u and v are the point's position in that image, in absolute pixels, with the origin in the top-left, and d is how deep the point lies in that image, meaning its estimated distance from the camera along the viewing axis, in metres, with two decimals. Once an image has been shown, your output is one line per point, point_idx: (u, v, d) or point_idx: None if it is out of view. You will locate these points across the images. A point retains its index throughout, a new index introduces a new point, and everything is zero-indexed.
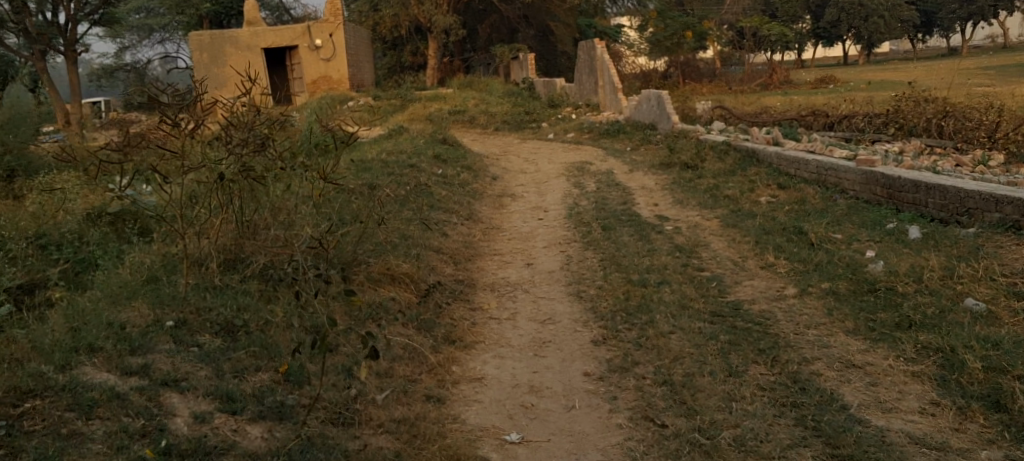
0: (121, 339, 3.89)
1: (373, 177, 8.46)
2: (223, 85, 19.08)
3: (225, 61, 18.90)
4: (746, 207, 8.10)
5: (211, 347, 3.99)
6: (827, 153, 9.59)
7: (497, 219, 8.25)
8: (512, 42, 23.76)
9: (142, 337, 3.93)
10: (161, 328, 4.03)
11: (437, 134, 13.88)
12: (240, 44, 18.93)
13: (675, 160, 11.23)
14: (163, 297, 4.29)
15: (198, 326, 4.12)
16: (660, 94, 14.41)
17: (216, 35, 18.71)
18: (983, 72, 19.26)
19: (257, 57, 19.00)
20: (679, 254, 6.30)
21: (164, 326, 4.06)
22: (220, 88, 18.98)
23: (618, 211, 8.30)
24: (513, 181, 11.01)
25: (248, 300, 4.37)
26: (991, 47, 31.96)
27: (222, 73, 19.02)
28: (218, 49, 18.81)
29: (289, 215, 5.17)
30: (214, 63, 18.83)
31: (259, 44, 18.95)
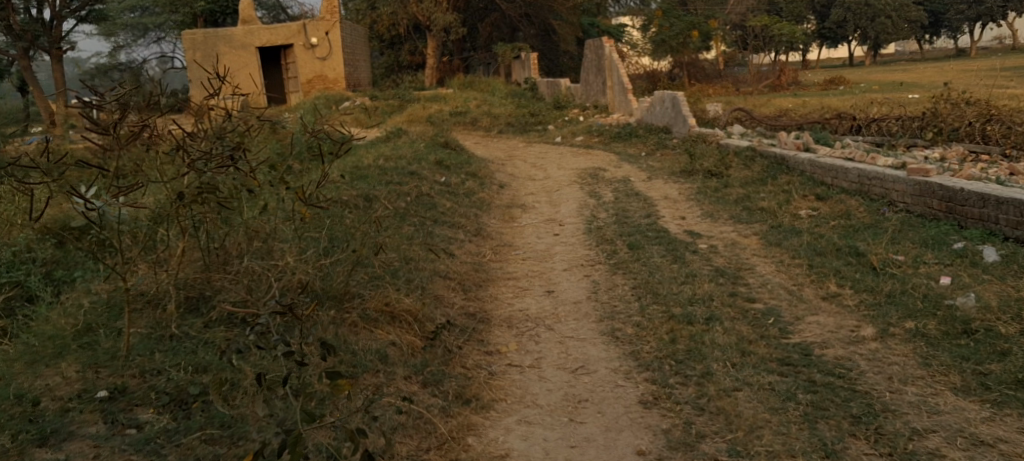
0: (31, 424, 3.23)
1: (371, 187, 7.65)
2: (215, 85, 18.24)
3: (218, 60, 18.07)
4: (784, 223, 7.30)
5: (154, 428, 3.28)
6: (867, 160, 8.79)
7: (508, 235, 7.44)
8: (513, 42, 22.95)
9: (59, 419, 3.28)
10: (89, 402, 3.38)
11: (439, 137, 13.08)
12: (234, 43, 18.08)
13: (696, 167, 10.41)
14: (99, 357, 3.63)
15: (140, 398, 3.44)
16: (675, 96, 13.61)
17: (210, 33, 17.89)
18: (1004, 75, 18.56)
19: (251, 57, 18.19)
20: (722, 280, 5.49)
21: (94, 398, 3.40)
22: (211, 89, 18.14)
23: (642, 226, 7.49)
24: (522, 190, 10.20)
25: (209, 358, 3.64)
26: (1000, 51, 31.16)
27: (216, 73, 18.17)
28: (212, 48, 17.94)
29: (266, 240, 4.35)
30: (206, 62, 18.00)
31: (254, 42, 18.13)
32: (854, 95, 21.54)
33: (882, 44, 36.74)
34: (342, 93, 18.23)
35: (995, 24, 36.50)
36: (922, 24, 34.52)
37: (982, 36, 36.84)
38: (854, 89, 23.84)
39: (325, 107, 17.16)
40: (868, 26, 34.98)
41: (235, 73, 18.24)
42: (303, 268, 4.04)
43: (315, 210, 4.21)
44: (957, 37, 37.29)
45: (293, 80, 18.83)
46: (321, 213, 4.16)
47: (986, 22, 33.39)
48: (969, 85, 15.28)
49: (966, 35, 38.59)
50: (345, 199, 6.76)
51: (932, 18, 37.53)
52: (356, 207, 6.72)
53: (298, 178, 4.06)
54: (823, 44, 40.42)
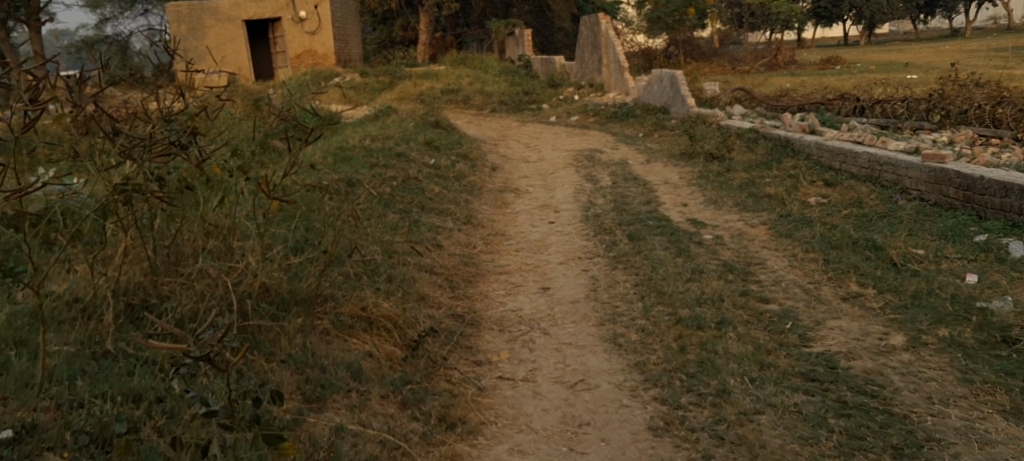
0: None
1: (353, 170, 7.18)
2: (200, 60, 17.68)
3: (204, 34, 17.49)
4: (794, 211, 6.86)
5: None
6: (877, 145, 8.33)
7: (499, 222, 6.99)
8: (506, 18, 22.38)
9: None
10: None
11: (430, 115, 12.60)
12: (220, 16, 17.50)
13: (697, 150, 9.96)
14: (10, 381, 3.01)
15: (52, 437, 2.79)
16: (673, 74, 13.12)
17: (195, 6, 17.29)
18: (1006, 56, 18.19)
19: (238, 31, 17.60)
20: (734, 275, 5.06)
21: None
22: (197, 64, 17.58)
23: (642, 213, 7.05)
24: (515, 173, 9.74)
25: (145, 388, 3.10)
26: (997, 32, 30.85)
27: (201, 47, 17.62)
28: (197, 21, 17.38)
29: (222, 237, 3.88)
30: (192, 36, 17.42)
31: (241, 15, 17.54)
32: (853, 75, 21.17)
33: (878, 24, 36.42)
34: (330, 68, 17.70)
35: (991, 5, 36.39)
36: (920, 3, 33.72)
37: (977, 16, 36.52)
38: (852, 69, 23.43)
39: (313, 84, 16.64)
40: (864, 5, 34.66)
41: (221, 47, 17.67)
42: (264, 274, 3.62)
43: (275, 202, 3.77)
44: (953, 16, 37.12)
45: (281, 55, 18.27)
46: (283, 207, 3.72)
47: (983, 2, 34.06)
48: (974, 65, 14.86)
49: (961, 15, 38.62)
50: (322, 185, 6.28)
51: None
52: (338, 194, 6.24)
53: (256, 169, 3.60)
54: (819, 23, 40.06)
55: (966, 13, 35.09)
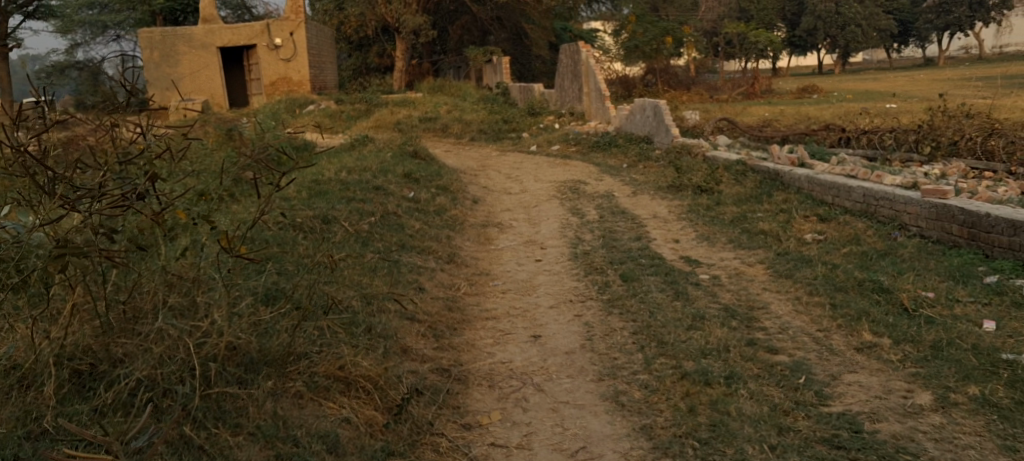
0: None
1: (329, 204, 6.84)
2: (173, 87, 17.29)
3: (176, 61, 17.10)
4: (790, 248, 6.60)
5: None
6: (871, 178, 8.17)
7: (484, 260, 6.67)
8: (484, 46, 22.16)
9: None
10: None
11: (408, 144, 12.29)
12: (194, 43, 17.11)
13: (685, 182, 9.73)
14: None
15: None
16: (657, 104, 12.91)
17: (169, 32, 16.92)
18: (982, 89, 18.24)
19: (212, 58, 17.23)
20: (737, 321, 4.76)
21: None
22: (169, 91, 17.18)
23: (632, 251, 6.76)
24: (497, 205, 9.44)
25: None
26: (968, 63, 31.16)
27: (174, 74, 17.21)
28: (170, 48, 17.01)
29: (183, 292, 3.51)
30: (165, 63, 17.03)
31: (215, 42, 17.17)
32: (832, 104, 21.19)
33: (852, 52, 36.77)
34: (306, 96, 17.36)
35: (962, 34, 36.92)
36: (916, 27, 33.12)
37: (947, 46, 36.97)
38: (830, 98, 23.45)
39: (289, 113, 16.30)
40: (839, 34, 34.97)
41: (195, 74, 17.28)
42: (227, 336, 3.25)
43: (237, 255, 3.44)
44: (925, 45, 37.60)
45: (256, 82, 17.90)
46: (247, 260, 3.40)
47: (954, 31, 34.56)
48: (953, 97, 14.84)
49: (933, 44, 39.22)
50: (296, 222, 5.92)
51: (901, 26, 38.39)
52: (312, 233, 5.89)
53: (218, 220, 3.28)
54: (794, 52, 40.38)
55: (938, 42, 35.61)
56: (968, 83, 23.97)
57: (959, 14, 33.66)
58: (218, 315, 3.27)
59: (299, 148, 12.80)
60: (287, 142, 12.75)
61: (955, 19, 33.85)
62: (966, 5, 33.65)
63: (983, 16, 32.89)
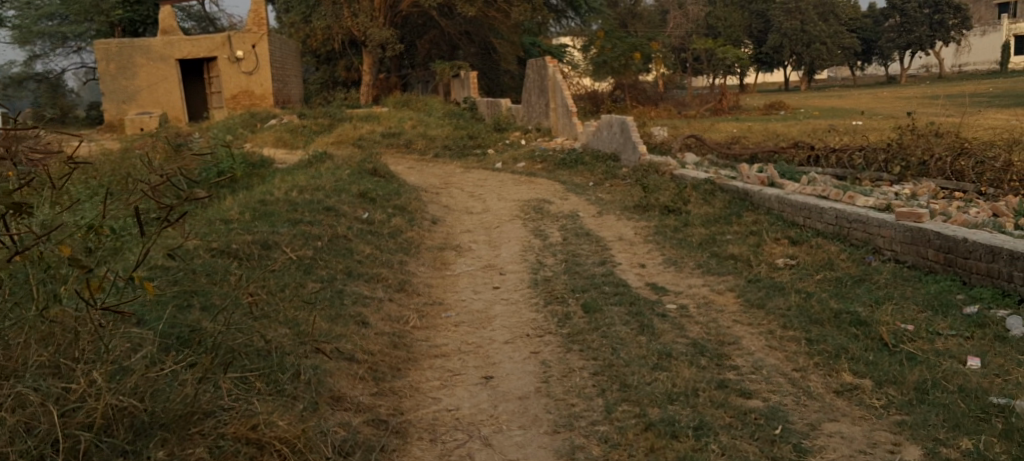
0: None
1: (273, 227, 6.38)
2: (130, 100, 16.71)
3: (134, 73, 16.53)
4: (761, 274, 6.27)
5: None
6: (844, 199, 7.86)
7: (438, 287, 6.26)
8: (451, 60, 21.77)
9: None
10: None
11: (368, 161, 11.85)
12: (152, 54, 16.56)
13: (651, 202, 9.40)
14: None
15: None
16: (624, 120, 12.60)
17: (126, 43, 16.38)
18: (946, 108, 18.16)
19: (171, 70, 16.66)
20: (707, 359, 4.39)
21: None
22: (126, 103, 16.60)
23: (596, 277, 6.39)
24: (458, 226, 9.04)
25: None
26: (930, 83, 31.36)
27: (131, 86, 16.62)
28: (127, 60, 16.47)
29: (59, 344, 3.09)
30: (122, 75, 16.49)
31: (174, 54, 16.61)
32: (799, 121, 21.09)
33: (817, 70, 36.93)
34: (268, 109, 16.83)
35: (923, 53, 37.32)
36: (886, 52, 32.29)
37: (909, 64, 37.23)
38: (796, 115, 23.39)
39: (247, 128, 15.79)
40: (804, 52, 35.09)
41: (152, 87, 16.68)
42: (102, 401, 2.85)
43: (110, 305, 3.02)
44: (887, 64, 37.98)
45: (217, 95, 17.36)
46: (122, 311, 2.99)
47: (915, 50, 34.94)
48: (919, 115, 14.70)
49: (895, 62, 39.63)
50: (231, 249, 5.47)
51: (864, 44, 38.66)
52: (247, 260, 5.43)
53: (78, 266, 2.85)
54: (761, 69, 40.49)
55: (900, 60, 35.87)
56: (931, 101, 24.05)
57: (920, 33, 34.00)
58: (95, 375, 2.89)
59: (255, 165, 12.31)
60: (242, 159, 12.26)
61: (916, 38, 34.19)
62: (927, 24, 34.02)
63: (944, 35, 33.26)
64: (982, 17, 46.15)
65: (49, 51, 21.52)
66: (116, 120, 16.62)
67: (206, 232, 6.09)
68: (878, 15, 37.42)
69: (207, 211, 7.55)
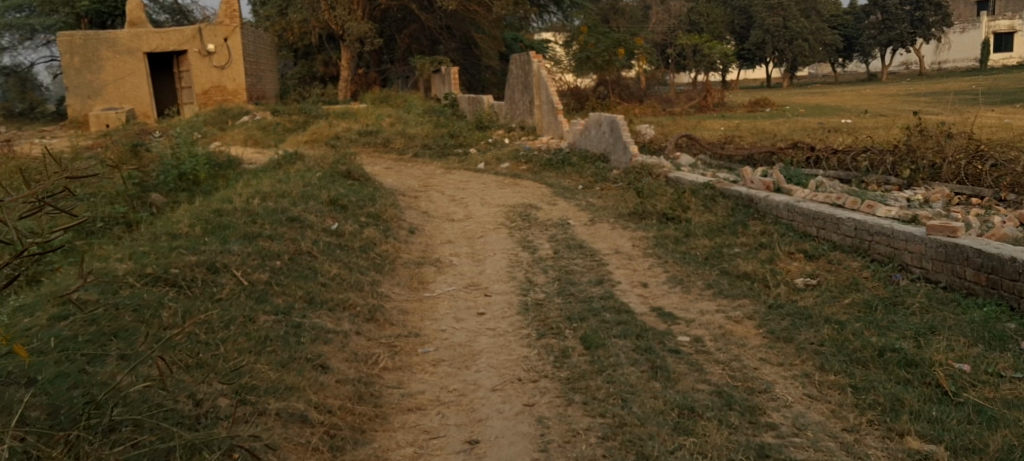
0: None
1: (224, 244, 5.56)
2: (94, 94, 15.66)
3: (98, 66, 15.51)
4: (780, 298, 5.53)
5: None
6: (862, 208, 7.13)
7: (415, 314, 5.48)
8: (432, 55, 20.92)
9: None
10: None
11: (342, 162, 11.03)
12: (119, 47, 15.56)
13: (648, 209, 8.66)
14: None
15: None
16: (614, 118, 11.83)
17: (90, 35, 15.39)
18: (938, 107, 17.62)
19: (139, 64, 15.68)
20: (738, 416, 3.66)
21: None
22: (90, 98, 15.58)
23: (593, 301, 5.63)
24: (437, 235, 8.28)
25: None
26: (914, 82, 30.91)
27: (95, 80, 15.58)
28: (92, 52, 15.45)
29: None
30: (86, 68, 15.48)
31: (142, 47, 15.66)
32: (786, 119, 20.45)
33: (799, 66, 36.38)
34: (240, 105, 15.96)
35: (904, 49, 36.90)
36: (838, 47, 35.83)
37: (890, 61, 36.83)
38: (782, 112, 22.77)
39: (216, 125, 14.89)
40: (786, 48, 34.45)
41: (118, 81, 15.67)
42: None
43: None
44: (868, 61, 37.51)
45: (187, 90, 16.43)
46: None
47: (896, 46, 34.49)
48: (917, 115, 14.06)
49: (875, 59, 39.22)
50: (168, 274, 4.68)
51: (845, 41, 38.16)
52: (187, 286, 4.66)
53: None
54: (743, 64, 39.76)
55: (881, 56, 35.42)
56: (917, 99, 23.59)
57: (901, 30, 33.54)
58: None
59: (222, 166, 11.45)
60: (208, 159, 11.38)
61: (898, 35, 33.72)
62: (908, 21, 33.61)
63: (924, 33, 32.87)
64: (960, 14, 45.67)
65: (16, 44, 19.41)
66: (79, 116, 15.62)
67: (145, 251, 5.27)
68: (860, 12, 36.92)
69: (156, 225, 6.71)
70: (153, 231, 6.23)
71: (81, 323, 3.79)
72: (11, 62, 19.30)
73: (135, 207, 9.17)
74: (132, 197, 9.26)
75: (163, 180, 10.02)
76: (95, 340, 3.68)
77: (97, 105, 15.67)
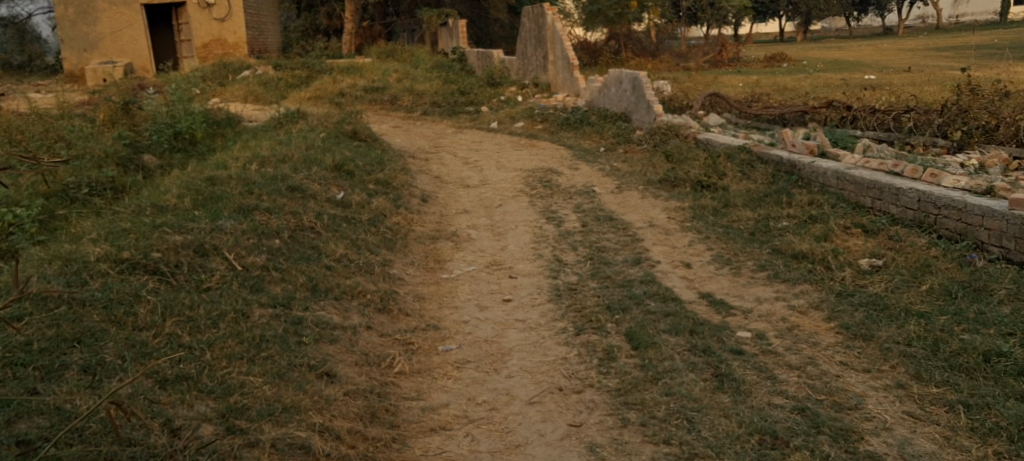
0: None
1: (215, 220, 4.90)
2: (91, 48, 14.89)
3: (94, 18, 14.74)
4: (846, 284, 4.86)
5: None
6: (923, 176, 6.41)
7: (432, 300, 4.83)
8: (441, 7, 20.02)
9: None
10: None
11: (347, 121, 10.34)
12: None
13: (680, 176, 7.97)
14: None
15: None
16: (637, 75, 11.08)
17: None
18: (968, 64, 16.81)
19: (137, 16, 14.82)
20: (831, 443, 3.15)
21: None
22: (87, 51, 14.85)
23: (633, 287, 4.98)
24: (450, 204, 7.62)
25: None
26: (935, 36, 29.98)
27: (91, 33, 14.84)
28: (87, 3, 14.66)
29: None
30: (82, 20, 14.76)
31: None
32: (806, 74, 19.62)
33: (814, 20, 35.37)
34: (241, 60, 15.15)
35: (920, 2, 35.76)
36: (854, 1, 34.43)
37: (907, 14, 35.83)
38: (801, 67, 21.86)
39: (216, 81, 14.15)
40: (801, 1, 33.50)
41: (115, 34, 14.89)
42: None
43: None
44: (884, 14, 36.38)
45: (187, 44, 15.61)
46: None
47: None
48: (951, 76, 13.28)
49: (892, 12, 38.20)
50: (148, 259, 4.05)
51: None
52: (170, 274, 4.04)
53: None
54: (755, 16, 38.54)
55: (898, 9, 34.44)
56: (940, 54, 22.76)
57: None
58: None
59: (221, 125, 10.75)
60: (205, 117, 10.69)
61: None
62: None
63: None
64: None
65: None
66: (76, 70, 14.94)
67: (125, 230, 4.62)
68: None
69: (143, 195, 6.04)
70: (140, 203, 5.60)
71: (38, 332, 3.18)
72: (8, 14, 18.27)
73: (127, 171, 8.50)
74: (124, 159, 8.58)
75: (157, 141, 9.34)
76: (52, 353, 3.07)
77: (94, 60, 14.92)
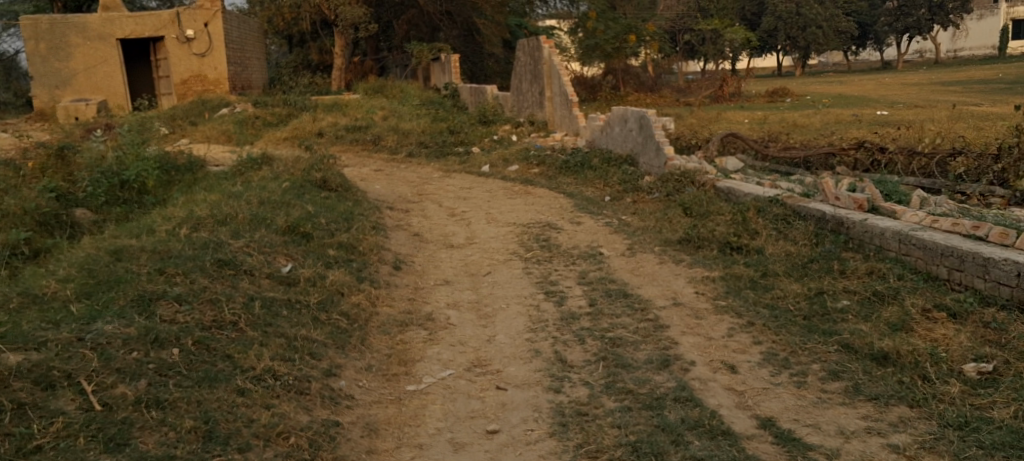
0: None
1: (91, 322, 3.55)
2: (62, 86, 13.54)
3: (66, 54, 13.43)
4: (959, 409, 3.56)
5: None
6: (1015, 241, 5.08)
7: (387, 435, 3.49)
8: (433, 41, 18.83)
9: None
10: None
11: (318, 167, 8.99)
12: (89, 32, 13.43)
13: (705, 234, 6.62)
14: None
15: None
16: (646, 114, 9.81)
17: (59, 20, 13.30)
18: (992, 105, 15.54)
19: (112, 51, 13.55)
20: None
21: None
22: (58, 89, 13.52)
23: (665, 408, 3.66)
24: (429, 272, 6.29)
25: None
26: (939, 72, 28.64)
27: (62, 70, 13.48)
28: (60, 39, 13.34)
29: None
30: (54, 56, 13.38)
31: (115, 33, 13.51)
32: (815, 110, 18.38)
33: (813, 53, 34.03)
34: (221, 96, 13.83)
35: (920, 36, 34.42)
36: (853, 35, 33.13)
37: (906, 49, 34.44)
38: (806, 102, 20.61)
39: (187, 120, 12.86)
40: (800, 35, 32.30)
41: (88, 70, 13.57)
42: None
43: None
44: (883, 49, 35.31)
45: (165, 80, 14.27)
46: None
47: (913, 34, 31.62)
48: (983, 120, 12.02)
49: (891, 46, 36.90)
50: None
51: (860, 28, 35.73)
52: None
53: None
54: (754, 51, 37.39)
55: (898, 43, 33.00)
56: (949, 89, 21.50)
57: (918, 16, 30.49)
58: None
59: (180, 170, 9.35)
60: (161, 162, 9.33)
61: (915, 22, 30.69)
62: (926, 7, 30.51)
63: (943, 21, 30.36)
64: None
65: None
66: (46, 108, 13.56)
67: None
68: None
69: (36, 271, 4.68)
70: (26, 285, 4.22)
71: None
72: None
73: (48, 230, 7.08)
74: (48, 215, 7.17)
75: (93, 192, 7.97)
76: None
77: (64, 97, 13.57)
